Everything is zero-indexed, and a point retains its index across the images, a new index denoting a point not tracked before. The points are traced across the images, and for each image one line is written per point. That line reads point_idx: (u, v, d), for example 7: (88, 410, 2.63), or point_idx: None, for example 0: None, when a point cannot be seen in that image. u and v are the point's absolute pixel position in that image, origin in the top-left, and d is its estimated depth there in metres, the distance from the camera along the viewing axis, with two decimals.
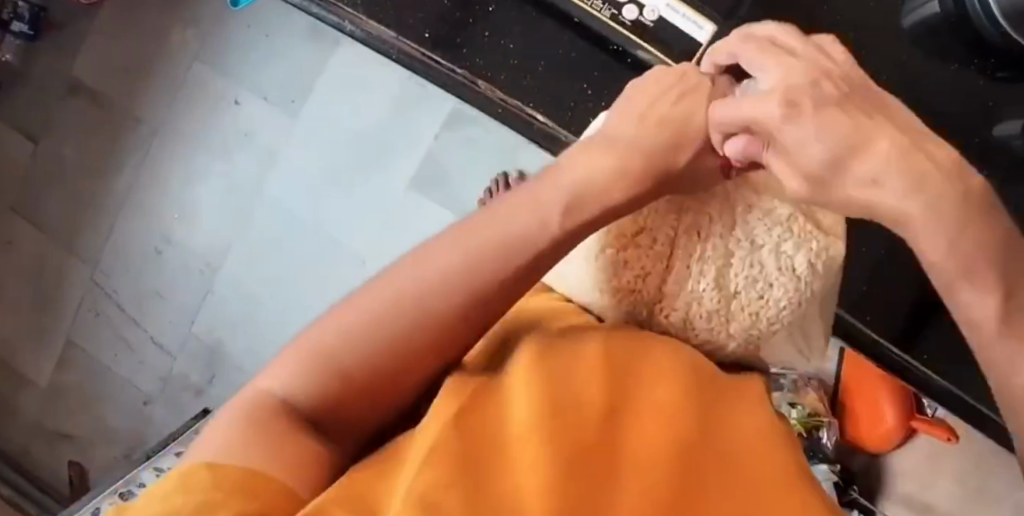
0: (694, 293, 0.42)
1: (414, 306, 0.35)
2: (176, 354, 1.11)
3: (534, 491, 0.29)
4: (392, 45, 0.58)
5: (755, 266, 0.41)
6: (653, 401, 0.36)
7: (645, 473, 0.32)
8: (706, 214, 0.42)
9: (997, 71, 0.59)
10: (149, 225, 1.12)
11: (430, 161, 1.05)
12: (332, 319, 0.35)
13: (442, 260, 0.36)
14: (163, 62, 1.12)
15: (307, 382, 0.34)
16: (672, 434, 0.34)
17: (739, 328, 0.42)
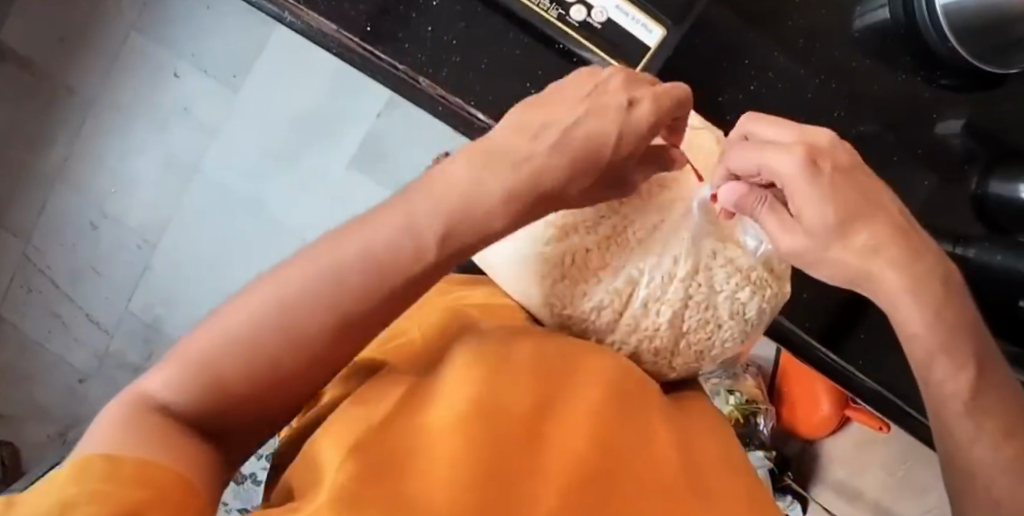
0: (651, 325, 0.44)
1: (282, 319, 0.32)
2: (114, 332, 1.07)
3: (451, 480, 0.27)
4: (332, 38, 0.55)
5: (710, 308, 0.44)
6: (582, 391, 0.35)
7: (569, 462, 0.31)
8: (674, 255, 0.43)
9: (941, 79, 0.60)
10: (84, 197, 1.07)
11: (375, 141, 1.03)
12: (212, 321, 0.32)
13: (309, 272, 0.33)
14: (96, 30, 1.06)
15: (185, 387, 0.32)
16: (595, 428, 0.33)
17: (682, 361, 0.45)
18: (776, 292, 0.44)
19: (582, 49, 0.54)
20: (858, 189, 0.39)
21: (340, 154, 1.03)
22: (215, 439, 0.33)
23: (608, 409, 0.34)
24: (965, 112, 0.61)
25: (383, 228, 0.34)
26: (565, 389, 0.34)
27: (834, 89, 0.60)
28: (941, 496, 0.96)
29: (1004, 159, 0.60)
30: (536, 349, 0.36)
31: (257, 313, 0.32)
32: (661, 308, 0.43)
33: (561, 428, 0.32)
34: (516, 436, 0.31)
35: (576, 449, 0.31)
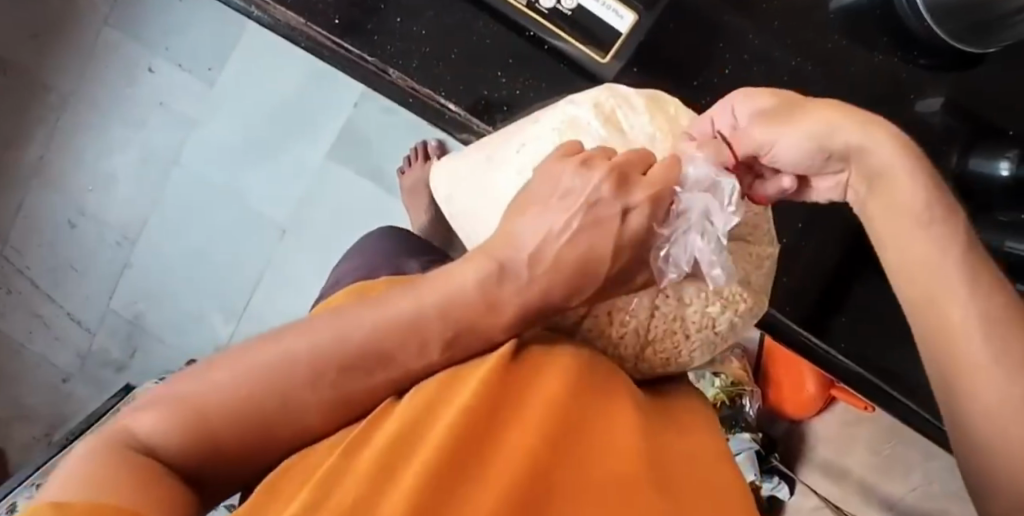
0: (614, 333, 0.38)
1: (278, 389, 0.33)
2: (95, 331, 1.06)
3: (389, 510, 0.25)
4: (300, 32, 0.55)
5: (677, 321, 0.38)
6: (536, 392, 0.32)
7: (518, 467, 0.28)
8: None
9: (920, 60, 0.59)
10: (62, 196, 1.06)
11: (352, 130, 1.02)
12: (216, 369, 0.33)
13: (320, 336, 0.34)
14: (67, 26, 1.04)
15: (174, 430, 0.32)
16: (549, 425, 0.30)
17: (646, 368, 0.40)
18: (749, 306, 0.39)
19: (554, 37, 0.54)
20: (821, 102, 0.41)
21: (318, 145, 1.02)
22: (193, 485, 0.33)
23: (572, 412, 0.31)
24: (946, 89, 0.60)
25: (389, 308, 0.34)
26: (523, 395, 0.31)
27: (811, 71, 0.59)
28: (925, 475, 0.95)
29: (981, 136, 0.60)
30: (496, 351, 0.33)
31: (258, 372, 0.33)
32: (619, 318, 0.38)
33: (516, 438, 0.29)
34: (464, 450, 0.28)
35: (531, 463, 0.28)
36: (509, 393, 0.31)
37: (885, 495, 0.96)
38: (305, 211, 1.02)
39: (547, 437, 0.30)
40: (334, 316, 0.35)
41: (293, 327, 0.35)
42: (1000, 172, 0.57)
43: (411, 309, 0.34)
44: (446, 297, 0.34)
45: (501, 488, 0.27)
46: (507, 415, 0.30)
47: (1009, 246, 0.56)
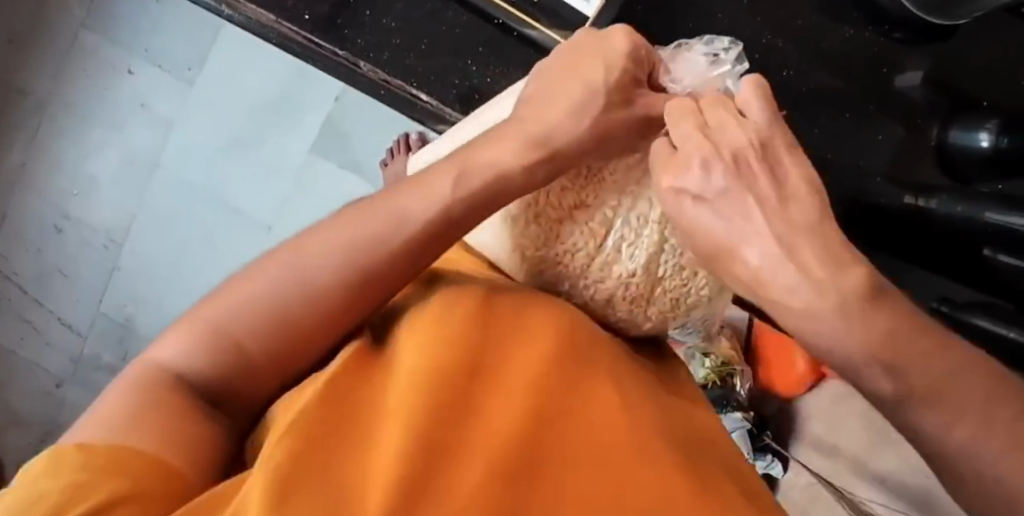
0: (624, 272, 0.38)
1: (275, 309, 0.34)
2: (87, 334, 1.06)
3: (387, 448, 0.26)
4: (270, 28, 0.55)
5: (686, 254, 0.38)
6: (530, 342, 0.34)
7: (510, 412, 0.30)
8: (645, 199, 0.38)
9: (894, 33, 0.59)
10: (46, 201, 1.06)
11: (333, 124, 1.01)
12: (217, 299, 0.34)
13: (309, 256, 0.35)
14: (42, 32, 1.04)
15: (196, 356, 0.33)
16: (540, 376, 0.32)
17: (657, 311, 0.39)
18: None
19: (518, 21, 0.53)
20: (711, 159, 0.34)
21: (300, 140, 1.01)
22: (216, 406, 0.34)
23: (551, 369, 0.32)
24: (926, 62, 0.60)
25: (357, 229, 0.35)
26: (501, 358, 0.32)
27: (781, 49, 0.60)
28: None
29: (959, 107, 0.61)
30: (472, 311, 0.34)
31: (257, 293, 0.34)
32: (629, 249, 0.38)
33: (506, 389, 0.31)
34: (450, 413, 0.29)
35: (511, 417, 0.29)
36: (488, 352, 0.32)
37: None
38: (289, 205, 1.02)
39: (529, 402, 0.30)
40: (318, 232, 0.36)
41: (281, 250, 0.35)
42: (981, 143, 0.58)
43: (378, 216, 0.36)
44: (400, 231, 0.35)
45: (485, 454, 0.28)
46: (487, 378, 0.31)
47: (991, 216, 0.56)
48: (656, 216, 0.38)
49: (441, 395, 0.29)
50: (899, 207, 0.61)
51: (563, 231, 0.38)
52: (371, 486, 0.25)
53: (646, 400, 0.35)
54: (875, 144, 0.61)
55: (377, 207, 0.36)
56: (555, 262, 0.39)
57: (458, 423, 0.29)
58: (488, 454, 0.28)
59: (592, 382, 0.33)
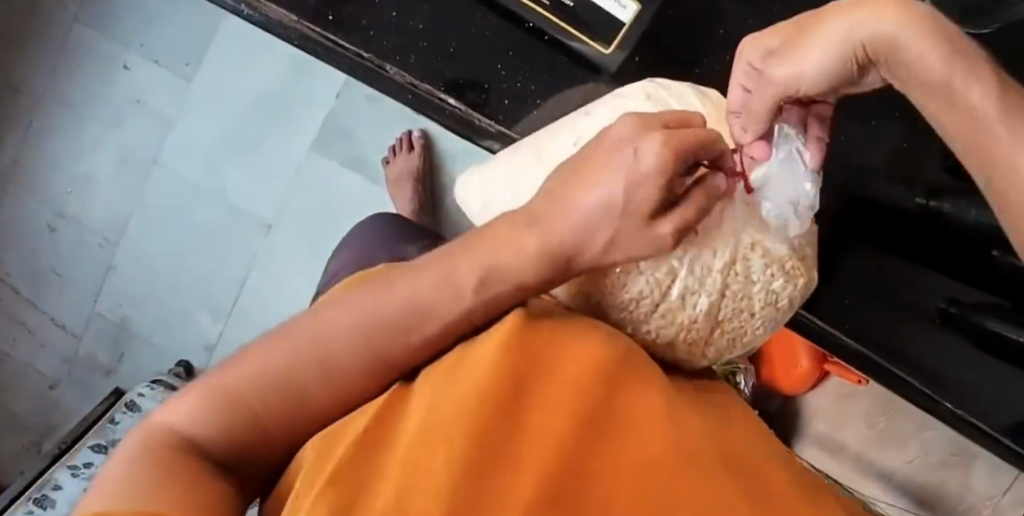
0: (688, 318, 0.37)
1: (283, 380, 0.32)
2: (81, 335, 1.04)
3: (419, 491, 0.25)
4: (292, 29, 0.54)
5: (744, 299, 0.37)
6: (574, 347, 0.31)
7: (553, 434, 0.28)
8: (711, 247, 0.36)
9: None
10: (39, 200, 1.04)
11: (335, 121, 0.99)
12: (229, 368, 0.33)
13: (327, 325, 0.33)
14: (37, 27, 1.02)
15: (209, 423, 0.32)
16: (585, 384, 0.29)
17: (716, 348, 0.39)
18: (806, 280, 0.39)
19: (558, 30, 0.53)
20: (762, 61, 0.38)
21: (299, 138, 0.99)
22: (226, 470, 0.32)
23: (597, 375, 0.30)
24: None
25: (374, 302, 0.34)
26: (538, 378, 0.29)
27: None
28: (921, 446, 0.95)
29: None
30: (506, 327, 0.31)
31: (270, 364, 0.32)
32: (692, 298, 0.36)
33: (549, 403, 0.29)
34: (482, 462, 0.26)
35: (553, 439, 0.27)
36: (528, 364, 0.30)
37: (883, 468, 0.96)
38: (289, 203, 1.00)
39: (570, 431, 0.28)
40: (336, 304, 0.34)
41: (300, 320, 0.34)
42: None
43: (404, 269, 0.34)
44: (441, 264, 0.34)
45: (527, 487, 0.26)
46: (524, 406, 0.28)
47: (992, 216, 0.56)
48: (719, 258, 0.36)
49: (473, 438, 0.26)
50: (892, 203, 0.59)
51: (632, 278, 0.36)
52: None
53: (698, 411, 0.32)
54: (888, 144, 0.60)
55: (398, 277, 0.35)
56: (621, 307, 0.37)
57: (493, 469, 0.26)
58: (533, 486, 0.26)
59: (637, 394, 0.30)
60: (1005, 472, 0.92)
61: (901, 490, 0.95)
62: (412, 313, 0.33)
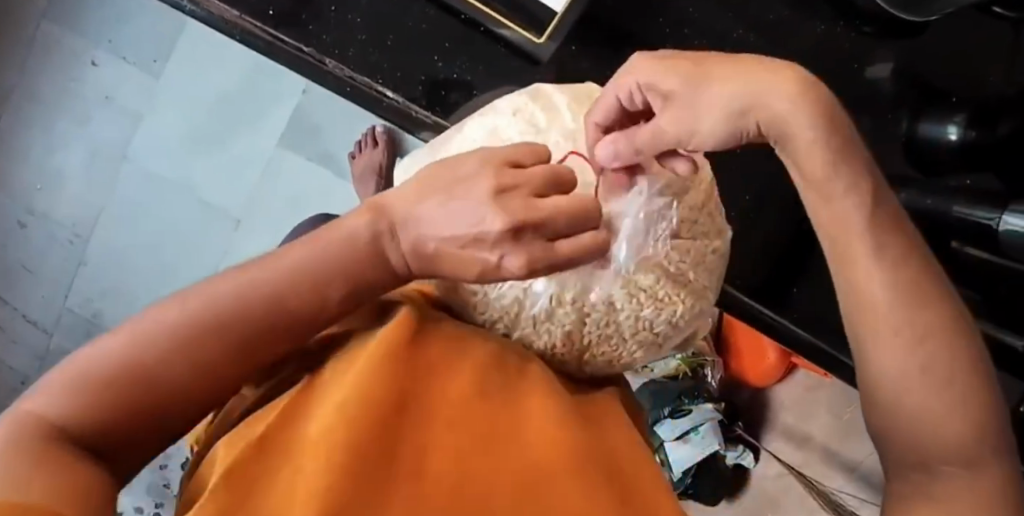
0: (547, 342, 0.38)
1: (172, 346, 0.31)
2: (53, 330, 1.04)
3: (320, 484, 0.26)
4: (232, 24, 0.54)
5: (611, 326, 0.38)
6: (461, 358, 0.33)
7: (449, 430, 0.30)
8: (561, 278, 0.36)
9: (863, 27, 0.61)
10: (9, 197, 1.04)
11: (303, 116, 0.99)
12: (108, 341, 0.30)
13: (219, 291, 0.32)
14: (6, 24, 1.02)
15: (87, 406, 0.29)
16: (475, 387, 0.32)
17: (592, 368, 0.39)
18: (691, 305, 0.39)
19: (494, 23, 0.53)
20: (679, 85, 0.36)
21: (267, 133, 0.99)
22: (100, 457, 0.29)
23: (484, 383, 0.32)
24: (896, 55, 0.62)
25: (257, 279, 0.32)
26: (431, 384, 0.31)
27: (754, 44, 0.60)
28: None
29: (929, 102, 0.61)
30: (399, 329, 0.32)
31: (159, 333, 0.31)
32: (544, 326, 0.37)
33: (444, 400, 0.31)
34: (374, 456, 0.28)
35: (450, 435, 0.29)
36: (419, 366, 0.32)
37: (847, 459, 0.96)
38: (257, 197, 1.00)
39: (459, 438, 0.30)
40: (219, 277, 0.33)
41: (180, 296, 0.32)
42: (949, 136, 0.59)
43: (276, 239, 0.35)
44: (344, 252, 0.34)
45: (428, 479, 0.28)
46: (417, 407, 0.30)
47: (956, 209, 0.57)
48: (559, 295, 0.36)
49: (366, 429, 0.28)
50: None
51: (479, 295, 0.37)
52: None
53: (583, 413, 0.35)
54: None
55: (284, 253, 0.33)
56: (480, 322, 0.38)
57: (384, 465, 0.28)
58: (439, 481, 0.28)
59: (524, 410, 0.32)
60: None
61: (865, 482, 0.95)
62: (296, 292, 0.32)
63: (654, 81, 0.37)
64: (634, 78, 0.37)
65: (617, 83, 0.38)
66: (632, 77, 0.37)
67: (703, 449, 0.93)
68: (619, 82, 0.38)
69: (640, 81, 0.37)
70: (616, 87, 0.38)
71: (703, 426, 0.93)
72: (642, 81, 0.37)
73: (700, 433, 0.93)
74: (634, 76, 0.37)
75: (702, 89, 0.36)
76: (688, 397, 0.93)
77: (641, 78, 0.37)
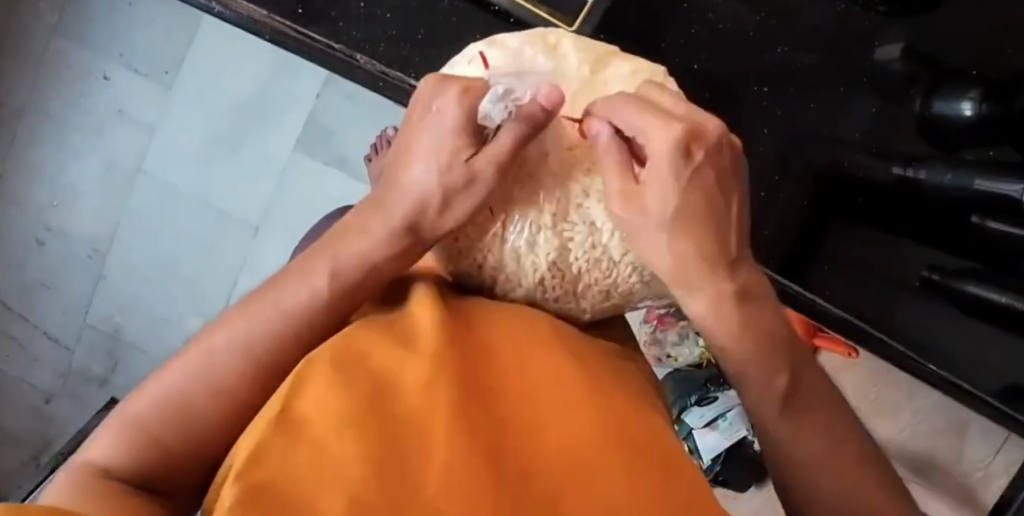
0: (531, 279, 0.34)
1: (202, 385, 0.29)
2: (74, 348, 1.04)
3: (367, 446, 0.22)
4: (264, 24, 0.54)
5: (596, 247, 0.33)
6: (500, 329, 0.30)
7: (502, 403, 0.26)
8: (538, 205, 0.33)
9: (879, 6, 0.62)
10: (25, 215, 1.04)
11: (317, 121, 0.99)
12: (145, 391, 0.30)
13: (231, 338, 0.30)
14: (15, 42, 1.03)
15: (122, 449, 0.28)
16: (518, 354, 0.29)
17: (590, 303, 0.34)
18: None
19: (523, 10, 0.54)
20: (659, 209, 0.31)
21: (281, 140, 1.00)
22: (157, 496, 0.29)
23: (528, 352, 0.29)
24: (904, 36, 0.62)
25: (262, 303, 0.31)
26: (475, 346, 0.29)
27: (774, 25, 0.61)
28: (913, 414, 0.94)
29: (944, 78, 0.63)
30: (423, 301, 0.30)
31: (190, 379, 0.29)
32: (525, 257, 0.33)
33: (488, 368, 0.28)
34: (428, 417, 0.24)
35: (504, 404, 0.26)
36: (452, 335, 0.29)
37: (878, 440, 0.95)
38: (274, 203, 1.00)
39: (514, 404, 0.26)
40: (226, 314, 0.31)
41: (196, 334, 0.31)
42: (964, 112, 0.61)
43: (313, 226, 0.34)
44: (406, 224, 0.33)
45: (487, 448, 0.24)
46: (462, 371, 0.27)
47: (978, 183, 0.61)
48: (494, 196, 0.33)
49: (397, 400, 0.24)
50: (874, 177, 0.64)
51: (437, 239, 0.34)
52: (320, 514, 0.21)
53: (630, 383, 0.32)
54: (849, 113, 0.63)
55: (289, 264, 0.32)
56: (464, 273, 0.35)
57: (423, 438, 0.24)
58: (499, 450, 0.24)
59: (565, 380, 0.28)
60: (998, 433, 0.92)
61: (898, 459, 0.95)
62: (300, 314, 0.30)
63: (653, 179, 0.31)
64: (655, 151, 0.31)
65: (655, 127, 0.31)
66: (655, 148, 0.31)
67: (734, 434, 0.93)
68: (653, 133, 0.31)
69: (656, 159, 0.31)
70: (647, 131, 0.31)
71: (732, 412, 0.93)
72: (656, 164, 0.31)
73: (729, 418, 0.93)
74: (657, 149, 0.31)
75: (650, 223, 0.31)
76: (714, 384, 0.94)
77: (653, 155, 0.31)
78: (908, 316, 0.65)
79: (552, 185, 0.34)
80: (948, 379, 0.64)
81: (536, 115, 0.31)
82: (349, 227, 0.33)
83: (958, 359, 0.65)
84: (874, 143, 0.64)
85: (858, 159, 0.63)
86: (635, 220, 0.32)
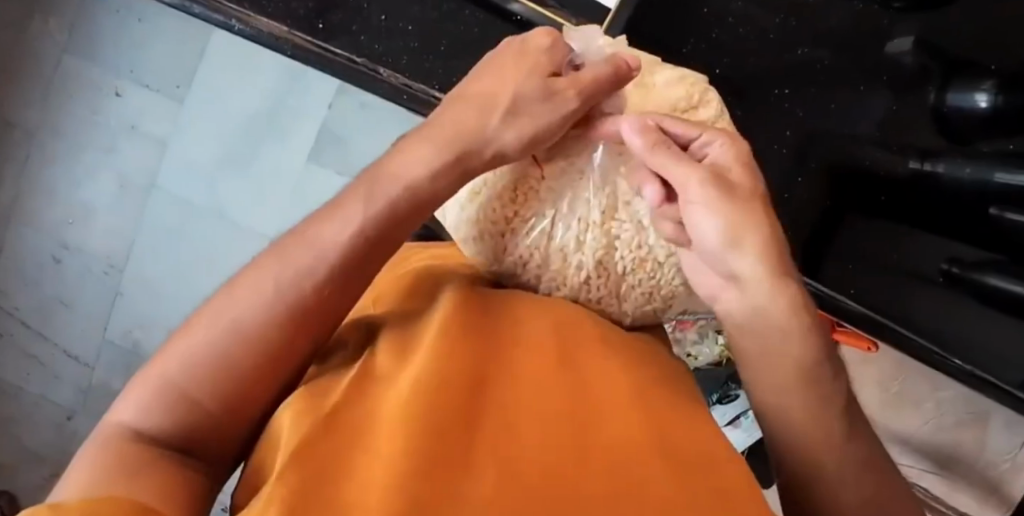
0: (579, 278, 0.37)
1: (226, 350, 0.34)
2: (94, 365, 1.04)
3: (404, 454, 0.25)
4: (285, 40, 0.54)
5: (643, 248, 0.37)
6: (530, 336, 0.33)
7: (532, 405, 0.29)
8: (585, 197, 0.37)
9: (895, 3, 0.62)
10: (41, 234, 1.04)
11: (330, 130, 0.99)
12: (169, 352, 0.34)
13: (247, 303, 0.34)
14: (24, 61, 1.03)
15: (153, 412, 0.33)
16: (549, 361, 0.31)
17: (632, 305, 0.38)
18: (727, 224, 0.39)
19: (539, 16, 0.55)
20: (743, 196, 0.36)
21: (294, 150, 1.00)
22: (189, 455, 0.33)
23: (556, 357, 0.31)
24: (916, 30, 0.62)
25: (259, 278, 0.35)
26: (508, 354, 0.31)
27: (794, 25, 0.61)
28: (937, 406, 0.94)
29: (955, 71, 0.62)
30: (456, 311, 0.33)
31: (212, 344, 0.34)
32: (573, 255, 0.37)
33: (519, 374, 0.30)
34: (459, 425, 0.27)
35: (535, 406, 0.29)
36: (486, 341, 0.32)
37: (898, 432, 0.95)
38: (289, 213, 1.00)
39: (543, 406, 0.29)
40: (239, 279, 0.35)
41: (205, 308, 0.35)
42: (979, 104, 0.61)
43: (354, 238, 0.35)
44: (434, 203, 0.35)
45: (517, 449, 0.27)
46: (493, 379, 0.30)
47: (997, 177, 0.64)
48: (516, 186, 0.37)
49: (440, 414, 0.27)
50: (885, 169, 0.64)
51: (463, 232, 0.38)
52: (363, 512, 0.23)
53: (657, 377, 0.34)
54: (860, 110, 0.62)
55: (291, 246, 0.35)
56: (509, 271, 0.39)
57: (464, 449, 0.26)
58: (530, 448, 0.27)
59: (595, 384, 0.31)
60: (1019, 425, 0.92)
61: (920, 452, 0.95)
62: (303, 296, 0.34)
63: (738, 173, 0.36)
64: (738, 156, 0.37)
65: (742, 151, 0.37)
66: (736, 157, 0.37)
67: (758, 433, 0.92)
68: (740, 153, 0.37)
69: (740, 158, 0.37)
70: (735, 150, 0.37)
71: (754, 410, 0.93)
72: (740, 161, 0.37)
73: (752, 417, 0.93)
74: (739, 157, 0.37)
75: (733, 194, 0.36)
76: (735, 382, 0.94)
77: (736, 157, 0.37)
78: (934, 313, 0.65)
79: (602, 180, 0.37)
80: (975, 373, 0.64)
81: (622, 64, 0.37)
82: (419, 143, 0.37)
83: (981, 354, 0.65)
84: (885, 139, 0.63)
85: (875, 156, 0.63)
86: (715, 186, 0.35)
